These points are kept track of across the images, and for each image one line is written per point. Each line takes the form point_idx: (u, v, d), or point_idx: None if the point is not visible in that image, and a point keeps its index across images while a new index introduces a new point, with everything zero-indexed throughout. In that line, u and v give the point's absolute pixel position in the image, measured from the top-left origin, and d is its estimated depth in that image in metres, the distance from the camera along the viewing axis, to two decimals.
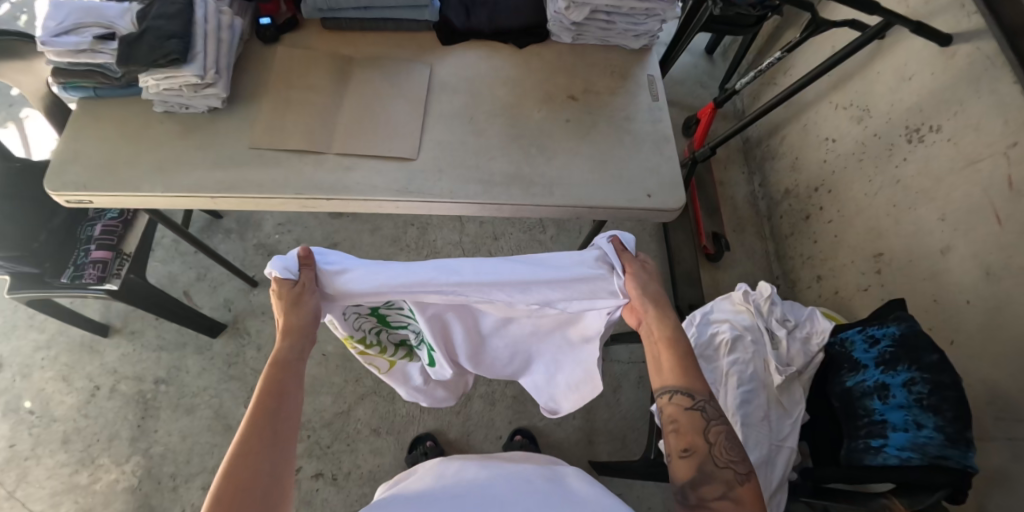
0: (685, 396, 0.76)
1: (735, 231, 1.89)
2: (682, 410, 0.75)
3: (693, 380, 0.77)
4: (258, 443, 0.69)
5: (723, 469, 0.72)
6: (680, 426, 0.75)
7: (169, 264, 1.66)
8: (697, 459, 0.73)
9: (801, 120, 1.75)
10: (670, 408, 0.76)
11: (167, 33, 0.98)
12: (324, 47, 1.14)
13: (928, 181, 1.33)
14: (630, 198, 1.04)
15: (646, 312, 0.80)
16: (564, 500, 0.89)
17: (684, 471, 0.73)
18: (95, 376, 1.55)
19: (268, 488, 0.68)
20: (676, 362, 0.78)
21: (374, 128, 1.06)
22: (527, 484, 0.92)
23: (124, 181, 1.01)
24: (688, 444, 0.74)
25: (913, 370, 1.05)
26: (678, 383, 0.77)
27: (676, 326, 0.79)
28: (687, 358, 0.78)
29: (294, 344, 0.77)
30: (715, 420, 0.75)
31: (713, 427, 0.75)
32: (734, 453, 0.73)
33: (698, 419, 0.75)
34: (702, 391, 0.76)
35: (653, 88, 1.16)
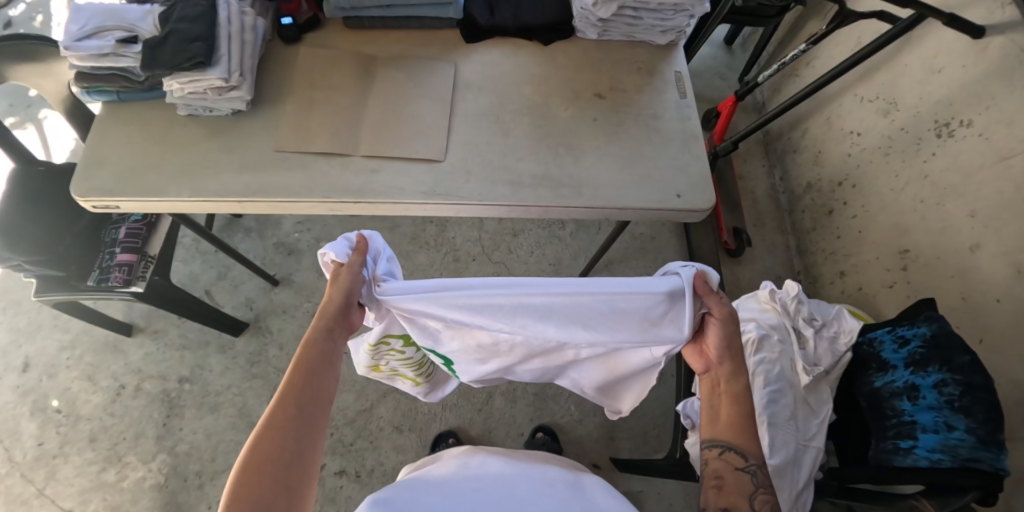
0: (736, 454, 0.76)
1: (756, 225, 1.87)
2: (731, 468, 0.75)
3: (747, 440, 0.76)
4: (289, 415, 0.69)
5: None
6: (725, 484, 0.75)
7: (190, 263, 1.67)
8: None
9: (824, 112, 1.73)
10: (718, 462, 0.76)
11: (192, 36, 0.97)
12: (347, 46, 1.13)
13: (957, 176, 1.31)
14: (658, 199, 1.02)
15: (721, 363, 0.80)
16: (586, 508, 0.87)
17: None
18: (120, 375, 1.56)
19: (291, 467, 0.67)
20: (734, 416, 0.78)
21: (400, 129, 1.04)
22: (549, 487, 0.90)
23: (151, 186, 1.00)
24: (728, 502, 0.74)
25: (944, 372, 1.03)
26: (732, 439, 0.77)
27: (744, 386, 0.79)
28: (748, 417, 0.77)
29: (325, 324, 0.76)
30: (763, 488, 0.74)
31: (759, 495, 0.74)
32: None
33: (747, 482, 0.74)
34: (756, 456, 0.75)
35: (681, 84, 1.14)
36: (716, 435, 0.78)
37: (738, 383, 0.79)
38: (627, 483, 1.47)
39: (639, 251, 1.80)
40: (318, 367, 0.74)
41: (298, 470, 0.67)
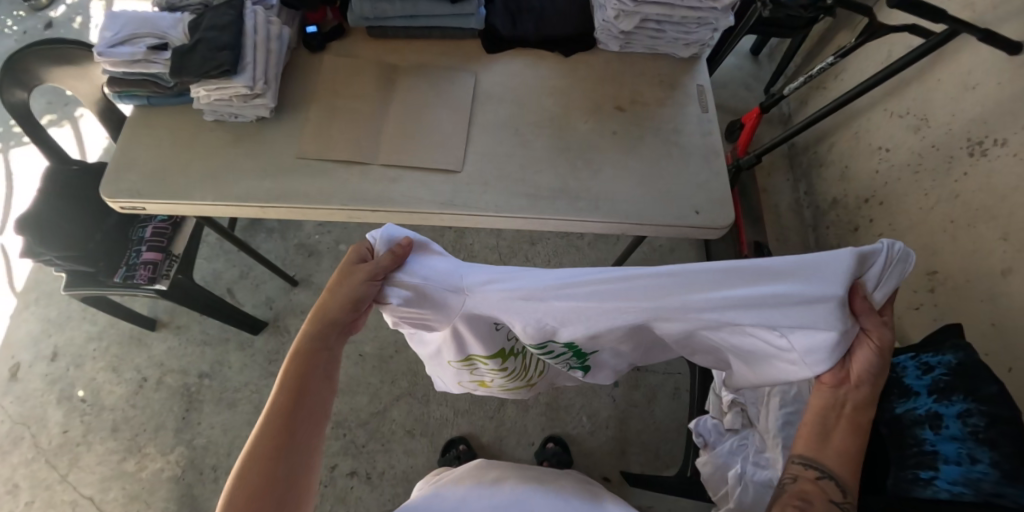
0: (835, 485, 0.66)
1: (778, 241, 1.85)
2: (823, 495, 0.66)
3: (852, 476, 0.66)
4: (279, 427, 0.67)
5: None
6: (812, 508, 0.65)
7: (214, 261, 1.71)
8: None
9: (852, 126, 1.69)
10: (811, 481, 0.67)
11: (219, 44, 0.99)
12: (370, 54, 1.13)
13: (990, 198, 1.26)
14: (677, 215, 1.01)
15: (850, 374, 0.68)
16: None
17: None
18: (143, 368, 1.61)
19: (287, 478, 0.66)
20: (849, 447, 0.68)
21: (419, 138, 1.04)
22: (566, 503, 0.86)
23: (178, 189, 1.03)
24: None
25: (970, 401, 0.82)
26: (830, 462, 0.67)
27: (869, 422, 0.68)
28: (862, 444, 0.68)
29: (320, 331, 0.73)
30: None
31: None
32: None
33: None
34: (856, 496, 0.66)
35: (703, 98, 1.12)
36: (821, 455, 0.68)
37: (864, 414, 0.68)
38: None
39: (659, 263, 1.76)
40: (306, 373, 0.71)
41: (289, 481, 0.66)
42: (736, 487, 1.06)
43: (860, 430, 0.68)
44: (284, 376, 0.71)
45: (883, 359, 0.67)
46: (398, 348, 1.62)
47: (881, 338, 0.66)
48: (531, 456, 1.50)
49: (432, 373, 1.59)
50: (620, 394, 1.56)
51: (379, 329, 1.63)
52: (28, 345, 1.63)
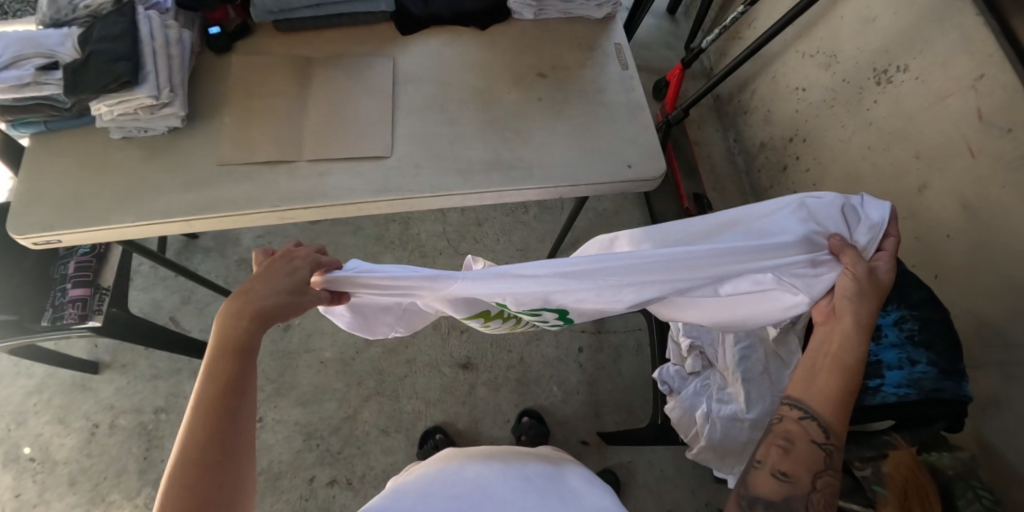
0: (817, 427, 0.65)
1: (716, 190, 1.90)
2: (806, 438, 0.66)
3: (842, 426, 0.65)
4: (202, 427, 0.58)
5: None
6: (793, 450, 0.66)
7: (152, 291, 1.63)
8: (792, 489, 0.65)
9: (770, 71, 1.76)
10: (797, 425, 0.67)
11: (114, 56, 0.92)
12: (280, 49, 1.08)
13: (900, 121, 1.34)
14: (611, 172, 1.02)
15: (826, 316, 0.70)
16: (565, 501, 0.82)
17: (771, 491, 0.66)
18: (93, 413, 1.53)
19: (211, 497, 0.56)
20: (832, 389, 0.66)
21: (343, 128, 1.01)
22: (525, 482, 0.84)
23: (94, 215, 0.97)
24: (789, 469, 0.66)
25: (903, 309, 1.04)
26: (821, 410, 0.66)
27: (857, 360, 0.67)
28: (851, 395, 0.66)
29: (237, 324, 0.64)
30: (831, 470, 0.65)
31: (827, 476, 0.65)
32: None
33: (818, 458, 0.65)
34: (839, 437, 0.65)
35: (621, 56, 1.14)
36: (800, 397, 0.68)
37: (835, 342, 0.67)
38: (613, 456, 1.49)
39: (606, 227, 1.76)
40: (238, 367, 0.62)
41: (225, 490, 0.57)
42: (705, 425, 1.14)
43: (851, 375, 0.66)
44: (207, 376, 0.61)
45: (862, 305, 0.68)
46: (359, 349, 1.59)
47: (859, 271, 0.68)
48: (508, 433, 1.52)
49: (397, 368, 1.57)
50: (586, 359, 1.60)
51: (337, 334, 1.61)
52: None
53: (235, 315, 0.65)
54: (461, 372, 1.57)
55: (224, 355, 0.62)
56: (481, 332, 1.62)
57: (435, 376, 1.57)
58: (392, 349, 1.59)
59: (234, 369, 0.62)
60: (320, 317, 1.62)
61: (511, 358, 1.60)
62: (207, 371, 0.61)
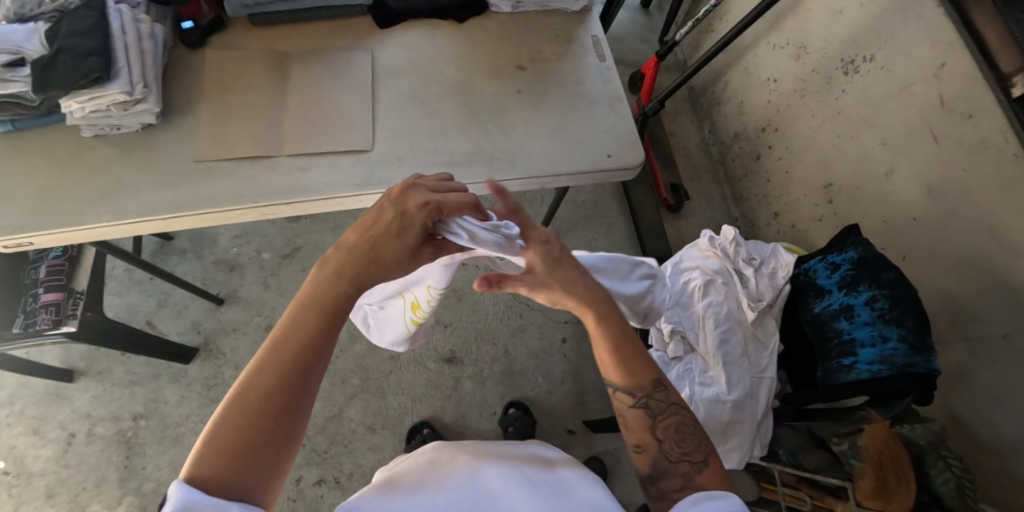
0: (625, 393, 0.72)
1: (692, 180, 1.94)
2: (625, 405, 0.72)
3: (633, 374, 0.71)
4: (281, 380, 0.58)
5: (678, 465, 0.68)
6: (625, 418, 0.72)
7: (126, 295, 1.59)
8: (647, 455, 0.71)
9: (742, 63, 1.80)
10: (618, 402, 0.73)
11: (85, 51, 0.90)
12: (255, 44, 1.07)
13: (867, 109, 1.38)
14: (591, 161, 1.04)
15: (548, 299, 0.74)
16: (564, 493, 0.78)
17: (639, 464, 0.71)
18: (69, 423, 1.49)
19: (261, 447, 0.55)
20: (602, 358, 0.72)
21: (323, 122, 1.00)
22: (525, 473, 0.80)
23: (67, 216, 0.94)
24: (639, 439, 0.72)
25: (874, 288, 1.08)
26: (620, 379, 0.72)
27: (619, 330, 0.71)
28: (631, 351, 0.71)
29: (332, 281, 0.65)
30: (662, 415, 0.71)
31: (661, 424, 0.71)
32: (687, 446, 0.69)
33: (642, 416, 0.71)
34: (642, 386, 0.71)
35: (599, 48, 1.15)
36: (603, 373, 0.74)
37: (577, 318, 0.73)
38: (599, 444, 1.52)
39: (586, 219, 1.78)
40: (321, 328, 0.62)
41: (278, 449, 0.56)
42: (689, 408, 1.17)
43: (622, 337, 0.72)
44: (288, 327, 0.61)
45: (562, 275, 0.72)
46: (343, 347, 1.58)
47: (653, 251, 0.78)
48: (495, 425, 1.52)
49: (382, 365, 1.57)
50: (570, 349, 1.62)
51: None
52: None
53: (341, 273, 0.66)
54: (446, 366, 1.58)
55: (316, 315, 0.63)
56: (465, 326, 1.63)
57: (420, 372, 1.57)
58: (376, 346, 1.59)
59: (320, 328, 0.62)
60: None
61: (496, 351, 1.60)
62: (298, 323, 0.62)
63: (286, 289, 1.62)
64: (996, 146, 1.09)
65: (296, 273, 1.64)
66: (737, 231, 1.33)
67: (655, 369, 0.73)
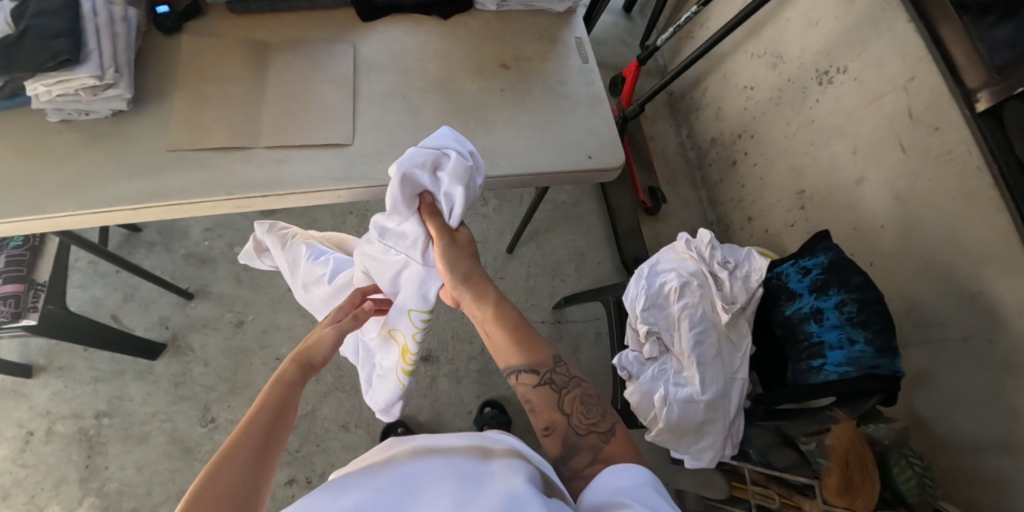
0: (528, 374, 0.73)
1: (669, 183, 1.97)
2: (529, 388, 0.73)
3: (525, 355, 0.74)
4: (257, 437, 0.62)
5: (586, 437, 0.67)
6: (534, 406, 0.73)
7: (90, 288, 1.53)
8: (557, 436, 0.70)
9: (720, 70, 1.83)
10: (521, 387, 0.73)
11: (53, 31, 0.86)
12: (234, 32, 1.04)
13: (840, 118, 1.42)
14: (572, 162, 1.04)
15: (456, 289, 0.78)
16: (480, 490, 0.58)
17: (552, 449, 0.70)
18: (26, 420, 1.44)
19: (249, 484, 0.58)
20: (500, 343, 0.76)
21: (303, 114, 0.98)
22: (446, 462, 0.63)
23: (29, 204, 0.90)
24: (548, 422, 0.71)
25: (843, 293, 1.11)
26: (521, 361, 0.73)
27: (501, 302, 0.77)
28: (517, 330, 0.75)
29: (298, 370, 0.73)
30: (566, 389, 0.72)
31: (566, 397, 0.71)
32: (593, 416, 0.69)
33: (547, 397, 0.72)
34: (541, 364, 0.73)
35: (582, 50, 1.16)
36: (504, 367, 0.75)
37: (478, 308, 0.77)
38: None
39: (565, 220, 1.79)
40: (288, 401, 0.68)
41: (254, 493, 0.58)
42: (663, 408, 1.18)
43: (511, 323, 0.76)
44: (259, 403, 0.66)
45: (473, 263, 0.79)
46: None
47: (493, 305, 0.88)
48: (470, 424, 1.52)
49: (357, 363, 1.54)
50: None
51: (293, 329, 1.56)
52: None
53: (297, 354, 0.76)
54: (422, 365, 1.56)
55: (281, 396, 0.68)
56: (442, 324, 1.61)
57: None
58: None
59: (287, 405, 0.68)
60: (274, 312, 1.57)
61: (473, 350, 1.60)
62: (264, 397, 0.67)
63: (259, 284, 1.59)
64: (961, 158, 1.14)
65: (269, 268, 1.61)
66: (713, 234, 1.35)
67: (549, 346, 0.75)
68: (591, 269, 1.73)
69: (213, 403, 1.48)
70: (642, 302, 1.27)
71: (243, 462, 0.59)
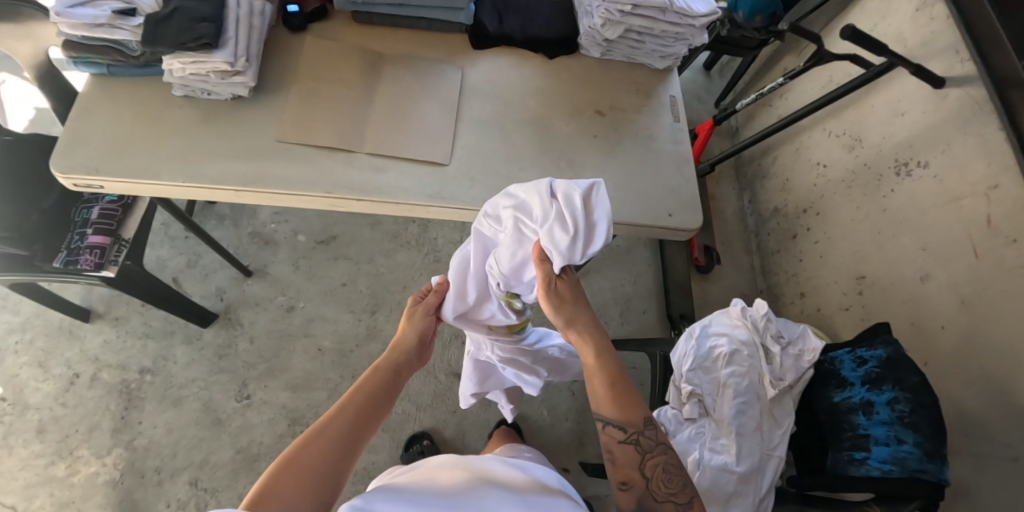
0: (618, 431, 0.79)
1: (724, 245, 1.97)
2: (616, 442, 0.79)
3: (621, 414, 0.79)
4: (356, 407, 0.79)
5: (663, 503, 0.75)
6: (615, 458, 0.79)
7: (158, 248, 1.60)
8: (633, 493, 0.77)
9: (794, 143, 1.84)
10: (607, 439, 0.80)
11: (199, 16, 0.93)
12: (353, 40, 1.10)
13: (913, 212, 1.41)
14: (651, 217, 1.06)
15: (568, 334, 0.85)
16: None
17: (625, 503, 0.78)
18: (75, 362, 1.50)
19: (343, 445, 0.75)
20: (598, 394, 0.82)
21: (406, 128, 1.02)
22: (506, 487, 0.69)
23: (141, 168, 0.96)
24: (626, 477, 0.78)
25: (897, 390, 1.08)
26: (614, 417, 0.80)
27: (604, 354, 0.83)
28: (617, 388, 0.81)
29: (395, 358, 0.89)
30: (650, 453, 0.78)
31: (649, 461, 0.78)
32: (672, 487, 0.76)
33: (631, 456, 0.78)
34: (634, 425, 0.79)
35: (675, 108, 1.19)
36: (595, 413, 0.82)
37: (586, 358, 0.84)
38: (591, 488, 1.51)
39: (617, 263, 1.80)
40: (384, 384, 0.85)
41: (349, 448, 0.75)
42: (695, 472, 1.17)
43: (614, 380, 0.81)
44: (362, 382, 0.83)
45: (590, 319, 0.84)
46: (359, 342, 1.58)
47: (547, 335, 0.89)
48: None
49: None
50: (579, 388, 1.61)
51: (338, 323, 1.59)
52: None
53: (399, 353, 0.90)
54: (456, 381, 1.58)
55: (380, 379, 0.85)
56: None
57: (430, 382, 1.57)
58: None
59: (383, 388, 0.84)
60: (323, 303, 1.61)
61: None
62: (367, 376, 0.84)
63: (314, 274, 1.63)
64: None
65: (326, 260, 1.65)
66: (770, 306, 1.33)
67: (643, 408, 0.81)
68: (635, 317, 1.73)
69: (251, 380, 1.52)
70: (689, 362, 1.28)
71: (345, 425, 0.77)
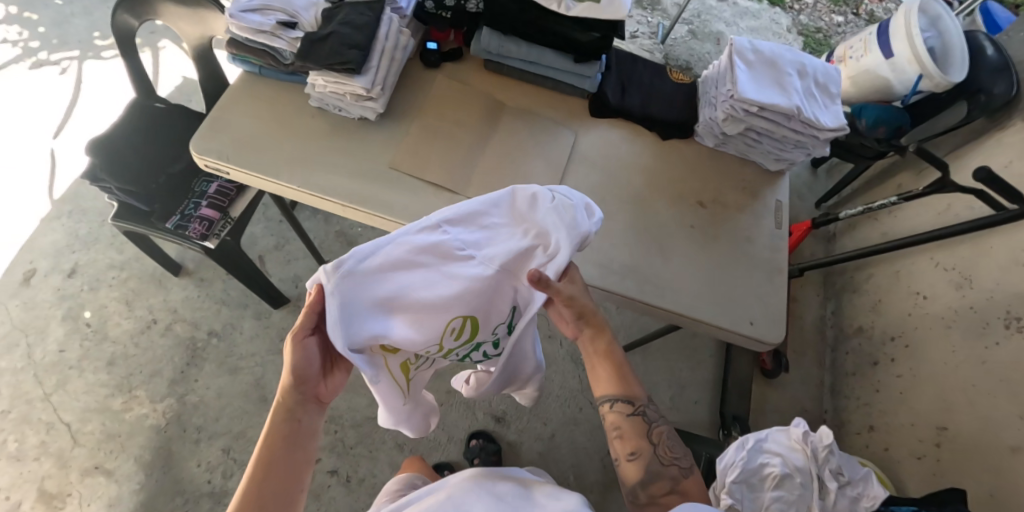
0: (624, 404, 0.77)
1: (796, 352, 1.88)
2: (621, 417, 0.77)
3: (624, 390, 0.78)
4: (261, 487, 0.70)
5: (669, 468, 0.75)
6: (621, 434, 0.77)
7: (254, 225, 1.72)
8: (641, 463, 0.75)
9: (894, 265, 1.73)
10: (612, 415, 0.78)
11: (351, 42, 1.00)
12: (479, 85, 1.15)
13: (1016, 374, 1.28)
14: (732, 322, 1.02)
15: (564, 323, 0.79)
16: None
17: (631, 474, 0.75)
18: (156, 309, 1.62)
19: None
20: (603, 376, 0.79)
21: (510, 181, 1.05)
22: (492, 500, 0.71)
23: (265, 165, 1.03)
24: (633, 448, 0.77)
25: None
26: (619, 391, 0.78)
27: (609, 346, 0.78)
28: (622, 365, 0.79)
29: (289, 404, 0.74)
30: (654, 423, 0.78)
31: (655, 429, 0.78)
32: (676, 451, 0.76)
33: (637, 428, 0.77)
34: (638, 399, 0.78)
35: (779, 214, 1.15)
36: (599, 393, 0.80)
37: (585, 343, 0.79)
38: None
39: (679, 345, 1.75)
40: (286, 438, 0.73)
41: None
42: None
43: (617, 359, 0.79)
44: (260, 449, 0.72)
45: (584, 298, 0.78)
46: None
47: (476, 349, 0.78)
48: None
49: (436, 394, 1.59)
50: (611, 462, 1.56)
51: None
52: (49, 254, 1.67)
53: (292, 389, 0.74)
54: (492, 422, 1.58)
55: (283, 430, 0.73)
56: None
57: (467, 416, 1.58)
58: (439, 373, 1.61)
59: (290, 444, 0.73)
60: None
61: (543, 431, 1.58)
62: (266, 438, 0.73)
63: None
64: None
65: None
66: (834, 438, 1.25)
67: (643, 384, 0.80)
68: (685, 405, 1.67)
69: None
70: (735, 473, 1.17)
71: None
